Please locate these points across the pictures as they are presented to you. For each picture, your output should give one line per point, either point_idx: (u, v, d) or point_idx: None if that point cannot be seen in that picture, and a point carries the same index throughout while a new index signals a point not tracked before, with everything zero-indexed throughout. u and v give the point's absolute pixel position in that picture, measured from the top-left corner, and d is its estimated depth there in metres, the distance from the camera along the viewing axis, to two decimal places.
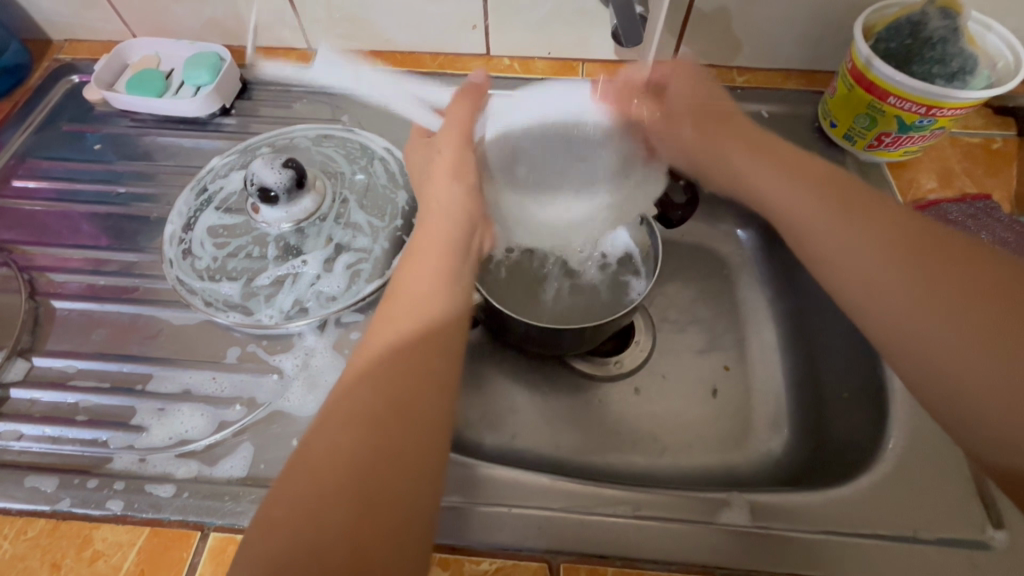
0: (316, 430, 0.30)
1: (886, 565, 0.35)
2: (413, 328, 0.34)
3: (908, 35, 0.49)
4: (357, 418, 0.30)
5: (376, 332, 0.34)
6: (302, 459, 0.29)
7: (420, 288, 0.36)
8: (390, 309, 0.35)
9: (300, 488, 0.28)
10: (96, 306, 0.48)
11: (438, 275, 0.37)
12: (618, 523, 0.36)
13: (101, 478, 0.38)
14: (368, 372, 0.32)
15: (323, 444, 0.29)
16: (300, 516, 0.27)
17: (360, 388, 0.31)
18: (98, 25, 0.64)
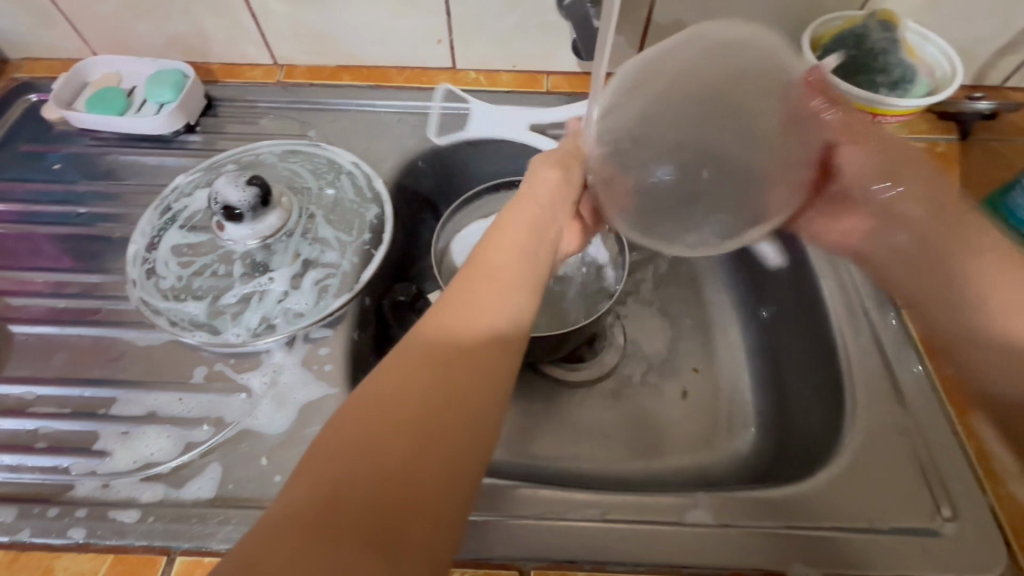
0: (395, 360, 0.29)
1: (845, 556, 0.36)
2: (490, 310, 0.31)
3: (854, 46, 0.51)
4: (429, 381, 0.28)
5: (464, 279, 0.33)
6: (374, 382, 0.28)
7: (514, 249, 0.35)
8: (484, 261, 0.34)
9: (368, 410, 0.27)
10: (56, 329, 0.47)
11: (514, 252, 0.35)
12: (586, 528, 0.37)
13: (63, 506, 0.37)
14: (452, 320, 0.31)
15: (396, 377, 0.28)
16: (361, 437, 0.26)
17: (433, 352, 0.29)
18: (57, 43, 0.63)
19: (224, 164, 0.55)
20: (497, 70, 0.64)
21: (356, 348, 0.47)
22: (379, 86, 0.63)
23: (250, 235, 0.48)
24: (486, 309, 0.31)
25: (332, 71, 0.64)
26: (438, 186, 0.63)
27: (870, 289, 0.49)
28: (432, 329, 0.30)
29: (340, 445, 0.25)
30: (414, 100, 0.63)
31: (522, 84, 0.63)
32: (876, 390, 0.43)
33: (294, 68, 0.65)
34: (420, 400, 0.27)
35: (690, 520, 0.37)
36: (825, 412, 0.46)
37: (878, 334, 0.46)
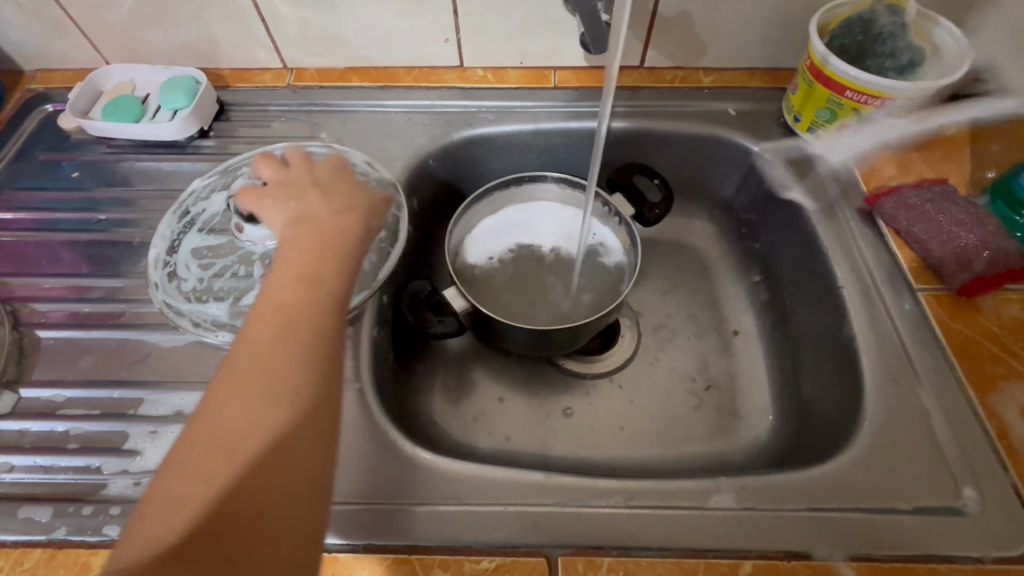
0: (222, 388, 0.30)
1: (869, 536, 0.36)
2: (292, 307, 0.33)
3: (860, 32, 0.52)
4: (254, 382, 0.29)
5: (271, 304, 0.33)
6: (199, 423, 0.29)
7: (321, 272, 0.35)
8: (280, 294, 0.33)
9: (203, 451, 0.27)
10: (82, 333, 0.48)
11: (300, 279, 0.35)
12: (611, 513, 0.37)
13: (96, 505, 0.38)
14: (262, 350, 0.31)
15: (224, 411, 0.29)
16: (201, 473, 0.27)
17: (264, 351, 0.31)
18: (70, 53, 0.64)
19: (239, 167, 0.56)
20: (504, 67, 0.64)
21: (375, 344, 0.48)
22: (388, 87, 0.64)
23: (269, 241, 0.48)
24: (295, 326, 0.32)
25: (341, 73, 0.65)
26: (448, 183, 0.64)
27: (884, 273, 0.49)
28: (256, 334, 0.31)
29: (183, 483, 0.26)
30: (422, 99, 0.63)
31: (529, 81, 0.64)
32: (892, 373, 0.44)
33: (304, 71, 0.65)
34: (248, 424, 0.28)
35: (713, 505, 0.38)
36: (843, 397, 0.46)
37: (893, 319, 0.46)
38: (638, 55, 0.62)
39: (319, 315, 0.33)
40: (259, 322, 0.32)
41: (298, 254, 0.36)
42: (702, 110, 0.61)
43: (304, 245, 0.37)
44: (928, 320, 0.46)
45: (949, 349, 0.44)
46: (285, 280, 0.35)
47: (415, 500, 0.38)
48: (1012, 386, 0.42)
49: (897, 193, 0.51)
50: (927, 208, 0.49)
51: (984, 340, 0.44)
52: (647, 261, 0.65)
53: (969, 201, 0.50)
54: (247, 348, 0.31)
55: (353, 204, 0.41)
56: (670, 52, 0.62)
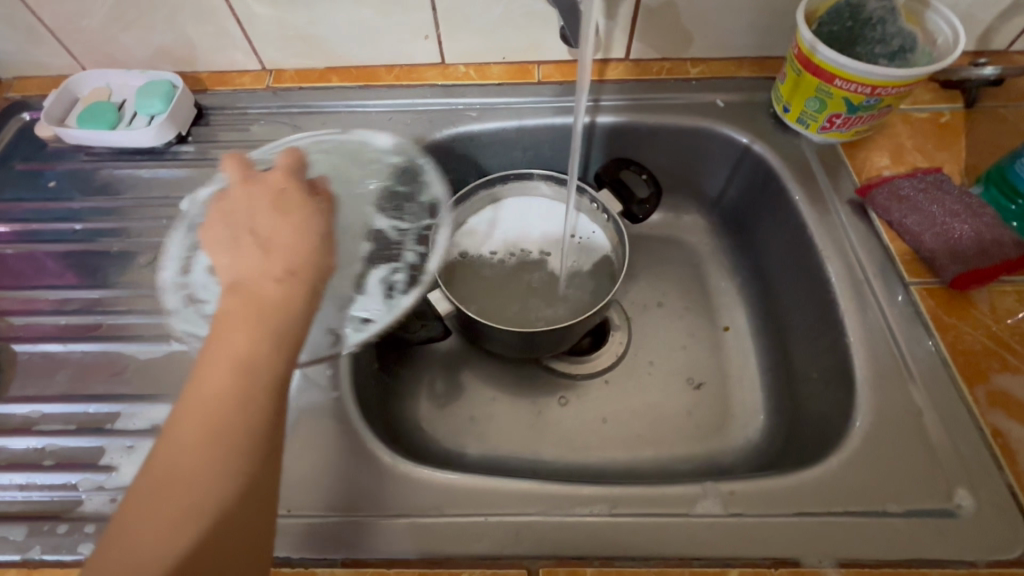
0: (135, 499, 0.27)
1: (859, 541, 0.35)
2: (220, 414, 0.29)
3: (849, 18, 0.51)
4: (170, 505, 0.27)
5: (193, 399, 0.29)
6: (107, 553, 0.26)
7: (250, 361, 0.31)
8: (207, 386, 0.30)
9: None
10: (59, 346, 0.47)
11: (235, 371, 0.30)
12: (595, 522, 0.36)
13: (72, 523, 0.38)
14: (183, 463, 0.28)
15: (134, 533, 0.26)
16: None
17: (185, 466, 0.28)
18: (46, 60, 0.63)
19: (221, 177, 0.55)
20: (487, 62, 0.63)
21: (358, 350, 0.47)
22: (368, 87, 0.63)
23: None
24: (216, 437, 0.28)
25: (321, 73, 0.64)
26: None
27: (876, 267, 0.47)
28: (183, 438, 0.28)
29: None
30: (404, 98, 0.62)
31: (512, 76, 0.63)
32: (883, 369, 0.42)
33: (283, 72, 0.64)
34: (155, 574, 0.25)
35: (698, 511, 0.37)
36: (835, 395, 0.45)
37: (884, 313, 0.45)
38: (623, 47, 0.61)
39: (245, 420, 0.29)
40: (182, 424, 0.29)
41: (229, 330, 0.32)
42: (690, 102, 0.60)
43: (239, 313, 0.32)
44: (920, 314, 0.44)
45: (942, 343, 0.43)
46: (209, 367, 0.30)
47: (394, 512, 0.37)
48: (1006, 380, 0.41)
49: (889, 183, 0.50)
50: (919, 199, 0.48)
51: (978, 334, 0.43)
52: (636, 258, 0.64)
53: (963, 190, 0.48)
54: (167, 453, 0.28)
55: (304, 247, 0.36)
56: (657, 42, 0.60)
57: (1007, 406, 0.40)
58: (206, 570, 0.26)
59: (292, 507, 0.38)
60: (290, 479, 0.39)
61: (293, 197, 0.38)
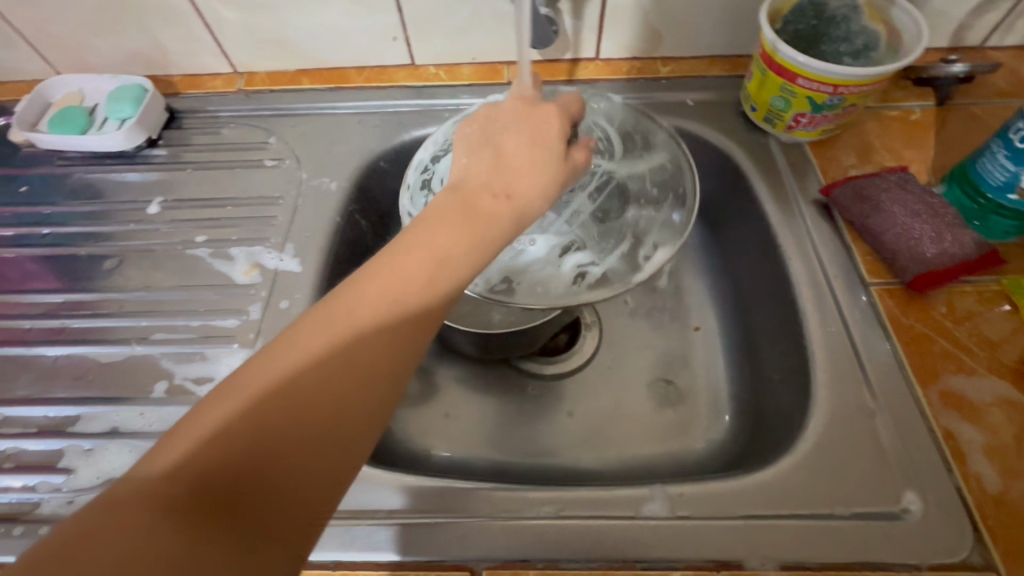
0: (295, 344, 0.28)
1: (804, 543, 0.35)
2: (396, 303, 0.29)
3: (813, 16, 0.50)
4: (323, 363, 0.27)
5: (377, 282, 0.30)
6: (243, 381, 0.26)
7: (447, 260, 0.31)
8: (394, 276, 0.30)
9: (262, 390, 0.26)
10: (24, 350, 0.48)
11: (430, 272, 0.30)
12: (542, 524, 0.36)
13: (27, 525, 0.38)
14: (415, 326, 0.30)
15: (283, 369, 0.27)
16: (224, 418, 0.25)
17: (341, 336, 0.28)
18: (20, 65, 0.63)
19: (200, 188, 0.57)
20: (457, 63, 0.63)
21: None
22: (339, 89, 0.63)
23: (209, 249, 0.53)
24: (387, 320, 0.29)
25: (292, 76, 0.64)
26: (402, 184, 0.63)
27: (837, 268, 0.47)
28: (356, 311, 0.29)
29: (211, 416, 0.25)
30: (374, 100, 0.62)
31: (482, 77, 0.63)
32: (840, 370, 0.42)
33: (254, 74, 0.64)
34: (279, 418, 0.26)
35: (645, 514, 0.37)
36: (795, 397, 0.45)
37: (844, 315, 0.45)
38: (593, 47, 0.61)
39: (415, 322, 0.30)
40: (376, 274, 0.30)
41: (448, 215, 0.32)
42: (660, 102, 0.60)
43: (463, 199, 0.33)
44: (879, 315, 0.44)
45: (900, 345, 0.43)
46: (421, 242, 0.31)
47: (345, 514, 0.38)
48: (960, 381, 0.41)
49: (853, 182, 0.49)
50: (882, 197, 0.47)
51: (936, 337, 0.43)
52: None
53: (928, 189, 0.47)
54: (341, 313, 0.29)
55: (538, 166, 0.35)
56: (626, 42, 0.60)
57: (961, 408, 0.40)
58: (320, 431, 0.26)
59: None
60: None
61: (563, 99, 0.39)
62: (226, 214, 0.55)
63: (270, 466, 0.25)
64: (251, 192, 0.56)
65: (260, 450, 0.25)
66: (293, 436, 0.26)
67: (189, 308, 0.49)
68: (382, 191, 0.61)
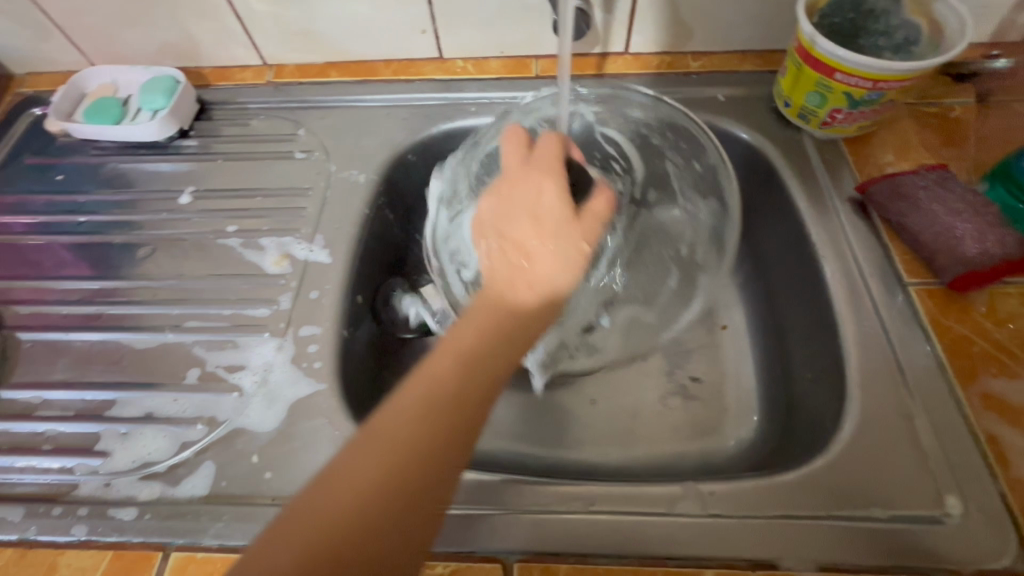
0: (343, 464, 0.29)
1: (841, 544, 0.35)
2: (435, 405, 0.32)
3: (852, 9, 0.49)
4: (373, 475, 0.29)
5: (415, 392, 0.32)
6: (300, 506, 0.28)
7: (476, 350, 0.34)
8: (434, 378, 0.33)
9: (327, 502, 0.28)
10: (61, 335, 0.49)
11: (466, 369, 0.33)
12: (574, 519, 0.36)
13: (66, 505, 0.39)
14: (455, 426, 0.31)
15: (335, 490, 0.28)
16: (294, 537, 0.27)
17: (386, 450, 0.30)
18: (56, 56, 0.64)
19: (230, 179, 0.58)
20: (486, 57, 0.63)
21: (346, 345, 0.47)
22: (367, 82, 0.63)
23: (240, 239, 0.53)
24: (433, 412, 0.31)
25: (320, 69, 0.64)
26: (428, 177, 0.63)
27: (873, 265, 0.46)
28: (397, 421, 0.31)
29: (282, 536, 0.27)
30: (401, 93, 0.62)
31: (510, 71, 0.62)
32: (877, 371, 0.41)
33: (283, 67, 0.65)
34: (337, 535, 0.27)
35: (679, 511, 0.37)
36: (828, 397, 0.44)
37: (881, 315, 0.44)
38: (622, 41, 0.60)
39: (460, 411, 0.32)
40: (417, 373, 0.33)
41: (480, 316, 0.35)
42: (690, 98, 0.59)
43: (493, 296, 0.36)
44: (918, 315, 0.43)
45: (940, 346, 0.42)
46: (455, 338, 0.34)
47: None
48: (1001, 384, 0.40)
49: (891, 180, 0.48)
50: (921, 196, 0.46)
51: (975, 339, 0.42)
52: None
53: (969, 188, 0.47)
54: (384, 425, 0.31)
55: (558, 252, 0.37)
56: (656, 36, 0.59)
57: (1002, 412, 0.39)
58: (380, 538, 0.28)
59: (277, 496, 0.39)
60: (280, 468, 0.40)
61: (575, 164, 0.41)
62: (256, 204, 0.56)
63: (346, 573, 0.26)
64: (281, 183, 0.57)
65: (333, 559, 0.26)
66: (361, 546, 0.27)
67: (220, 297, 0.50)
68: (408, 184, 0.61)
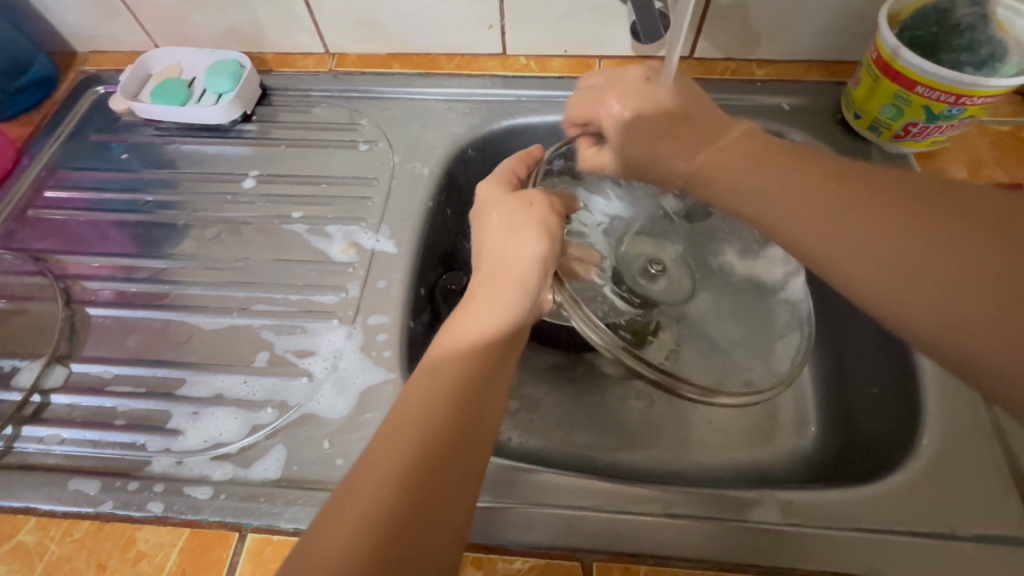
0: (359, 472, 0.30)
1: (922, 562, 0.35)
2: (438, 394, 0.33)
3: (935, 22, 0.49)
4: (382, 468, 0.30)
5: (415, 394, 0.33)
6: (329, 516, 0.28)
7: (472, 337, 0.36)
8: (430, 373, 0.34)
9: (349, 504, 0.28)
10: (129, 312, 0.49)
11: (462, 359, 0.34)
12: (650, 522, 0.36)
13: (141, 481, 0.39)
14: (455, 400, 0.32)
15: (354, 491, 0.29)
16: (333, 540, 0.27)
17: (395, 444, 0.30)
18: (121, 36, 0.65)
19: (292, 166, 0.58)
20: (549, 55, 0.63)
21: (411, 336, 0.48)
22: (428, 74, 0.63)
23: (306, 226, 0.54)
24: (404, 480, 0.29)
25: (382, 59, 0.64)
26: (485, 172, 0.63)
27: None
28: (405, 417, 0.32)
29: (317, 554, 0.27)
30: (463, 87, 0.62)
31: (573, 70, 0.62)
32: (952, 387, 0.41)
33: (345, 56, 0.65)
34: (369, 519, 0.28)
35: (755, 518, 0.36)
36: (898, 412, 0.44)
37: None
38: (688, 46, 0.60)
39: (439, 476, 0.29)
40: (381, 443, 0.31)
41: (464, 326, 0.37)
42: (757, 104, 0.59)
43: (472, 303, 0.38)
44: None
45: None
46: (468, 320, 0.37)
47: None
48: None
49: None
50: None
51: None
52: None
53: None
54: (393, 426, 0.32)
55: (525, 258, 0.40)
56: (723, 42, 0.59)
57: None
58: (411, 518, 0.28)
59: None
60: (351, 455, 0.40)
61: (533, 234, 0.39)
62: (320, 192, 0.56)
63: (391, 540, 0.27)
64: (344, 172, 0.57)
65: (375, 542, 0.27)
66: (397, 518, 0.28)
67: (286, 282, 0.50)
68: (466, 178, 0.61)
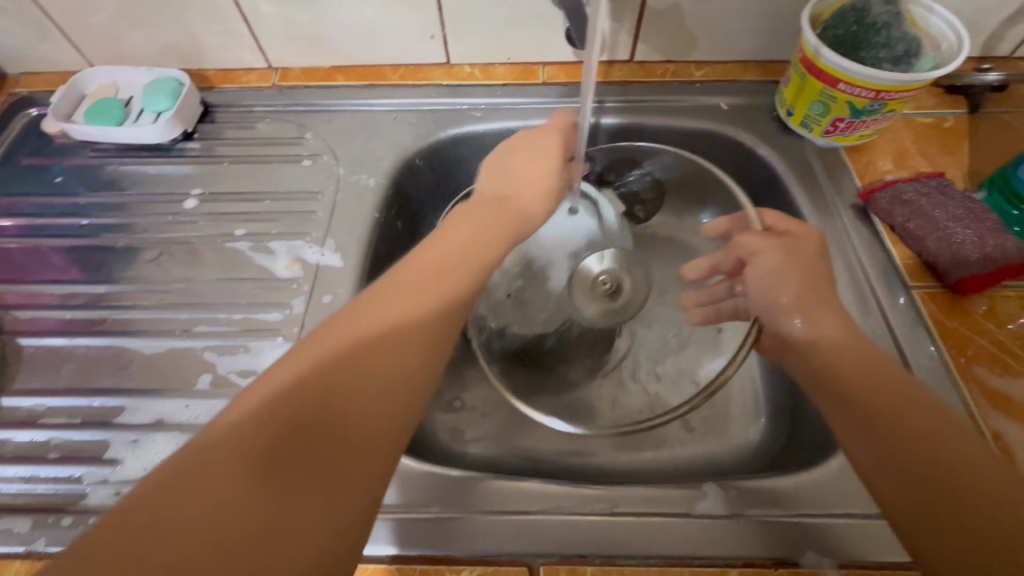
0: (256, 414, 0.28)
1: (859, 543, 0.36)
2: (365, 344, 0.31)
3: (854, 22, 0.51)
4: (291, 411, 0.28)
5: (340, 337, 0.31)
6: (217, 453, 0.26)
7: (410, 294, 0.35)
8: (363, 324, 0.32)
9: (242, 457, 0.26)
10: (64, 341, 0.48)
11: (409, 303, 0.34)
12: (597, 521, 0.37)
13: (76, 516, 0.39)
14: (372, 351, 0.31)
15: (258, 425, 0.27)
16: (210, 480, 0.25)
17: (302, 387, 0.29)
18: (53, 56, 0.63)
19: (235, 182, 0.57)
20: (492, 63, 0.63)
21: None
22: (374, 86, 0.63)
23: (249, 243, 0.53)
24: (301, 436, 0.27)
25: (327, 72, 0.64)
26: (434, 181, 0.63)
27: (879, 271, 0.48)
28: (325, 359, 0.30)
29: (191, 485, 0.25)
30: (409, 98, 0.62)
31: (517, 77, 0.63)
32: None
33: (289, 70, 0.64)
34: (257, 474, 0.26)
35: (698, 511, 0.37)
36: None
37: (887, 317, 0.46)
38: (629, 50, 0.61)
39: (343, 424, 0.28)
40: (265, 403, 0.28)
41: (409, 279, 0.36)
42: (696, 105, 0.60)
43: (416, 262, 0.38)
44: (923, 320, 0.46)
45: (943, 348, 0.44)
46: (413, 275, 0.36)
47: (398, 509, 0.38)
48: (991, 374, 0.43)
49: (892, 188, 0.51)
50: (921, 204, 0.49)
51: (975, 338, 0.45)
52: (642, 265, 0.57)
53: (966, 196, 0.49)
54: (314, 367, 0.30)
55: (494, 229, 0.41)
56: (662, 45, 0.60)
57: (1007, 410, 0.42)
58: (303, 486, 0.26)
59: None
60: None
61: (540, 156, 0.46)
62: (264, 208, 0.55)
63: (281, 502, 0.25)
64: (287, 187, 0.56)
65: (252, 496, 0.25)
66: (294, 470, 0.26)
67: (230, 302, 0.49)
68: (415, 187, 0.61)
